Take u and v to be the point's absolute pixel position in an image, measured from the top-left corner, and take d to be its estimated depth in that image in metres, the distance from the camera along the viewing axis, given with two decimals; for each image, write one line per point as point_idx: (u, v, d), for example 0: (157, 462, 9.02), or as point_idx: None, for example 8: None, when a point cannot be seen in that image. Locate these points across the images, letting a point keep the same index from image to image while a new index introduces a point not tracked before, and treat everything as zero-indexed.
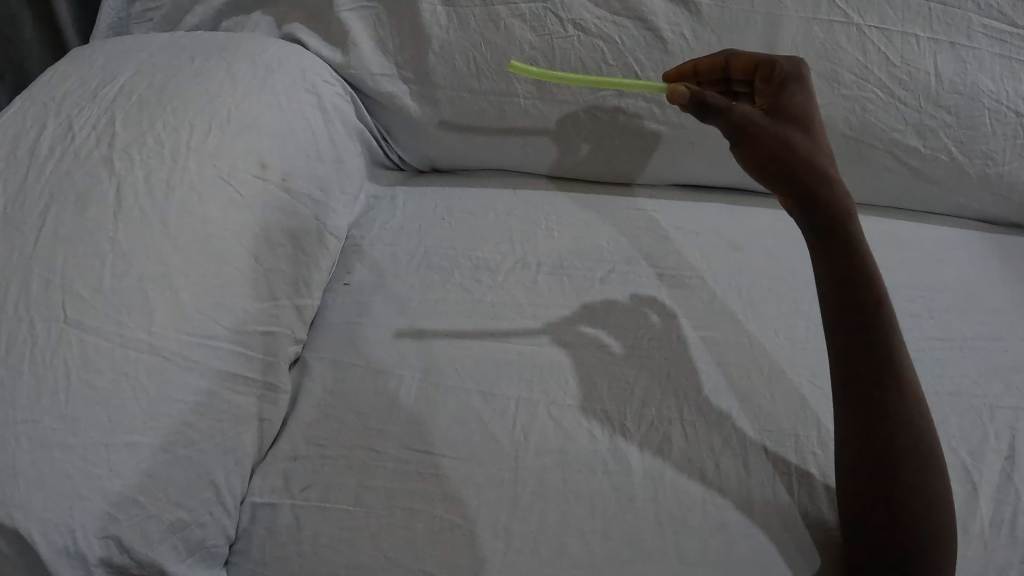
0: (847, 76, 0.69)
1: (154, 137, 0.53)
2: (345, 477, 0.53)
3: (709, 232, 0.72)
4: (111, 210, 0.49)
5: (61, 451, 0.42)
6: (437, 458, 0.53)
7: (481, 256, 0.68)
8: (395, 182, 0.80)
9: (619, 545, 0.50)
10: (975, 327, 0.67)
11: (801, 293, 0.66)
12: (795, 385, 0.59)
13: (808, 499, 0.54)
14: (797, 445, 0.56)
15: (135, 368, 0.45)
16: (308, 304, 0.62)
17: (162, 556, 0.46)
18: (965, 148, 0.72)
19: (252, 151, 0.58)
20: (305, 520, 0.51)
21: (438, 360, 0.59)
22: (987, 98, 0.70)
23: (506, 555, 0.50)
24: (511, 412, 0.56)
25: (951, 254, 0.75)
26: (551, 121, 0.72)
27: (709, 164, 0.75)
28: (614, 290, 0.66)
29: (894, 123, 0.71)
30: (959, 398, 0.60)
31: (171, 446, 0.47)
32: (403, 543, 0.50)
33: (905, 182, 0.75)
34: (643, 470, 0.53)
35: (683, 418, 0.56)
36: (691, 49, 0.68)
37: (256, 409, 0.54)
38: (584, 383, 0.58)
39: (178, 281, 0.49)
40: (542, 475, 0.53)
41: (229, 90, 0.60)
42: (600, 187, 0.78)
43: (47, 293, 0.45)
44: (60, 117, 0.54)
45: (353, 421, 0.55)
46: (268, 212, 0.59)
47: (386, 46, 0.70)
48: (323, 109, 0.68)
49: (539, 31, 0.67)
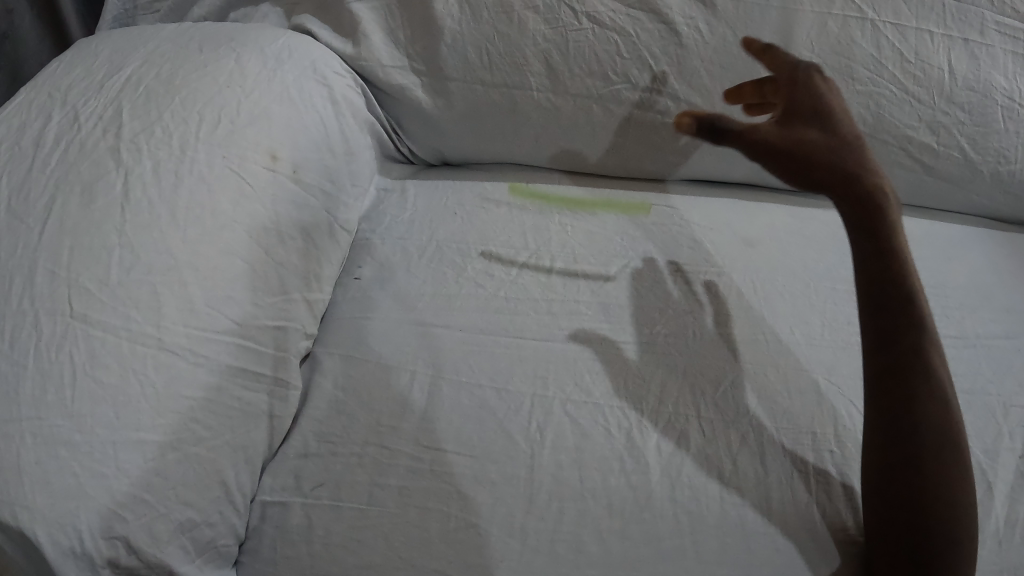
0: (862, 72, 0.68)
1: (161, 128, 0.53)
2: (356, 476, 0.52)
3: (723, 228, 0.71)
4: (118, 203, 0.48)
5: (67, 449, 0.41)
6: (449, 455, 0.52)
7: (494, 250, 0.67)
8: (404, 176, 0.78)
9: (636, 544, 0.49)
10: (988, 326, 0.66)
11: (817, 289, 0.65)
12: (812, 382, 0.58)
13: (826, 499, 0.52)
14: (813, 442, 0.55)
15: (143, 364, 0.45)
16: (318, 299, 0.61)
17: (171, 557, 0.45)
18: (977, 145, 0.71)
19: (262, 142, 0.57)
20: (318, 519, 0.50)
21: (452, 356, 0.58)
22: (1002, 95, 0.69)
23: (522, 555, 0.49)
24: (527, 408, 0.55)
25: (963, 252, 0.74)
26: (564, 115, 0.71)
27: (724, 159, 0.74)
28: (628, 285, 0.65)
29: (908, 119, 0.70)
30: (974, 396, 0.60)
31: (180, 444, 0.46)
32: (417, 542, 0.49)
33: (918, 179, 0.74)
34: (661, 467, 0.52)
35: (699, 415, 0.56)
36: (706, 42, 0.67)
37: (267, 405, 0.53)
38: (600, 379, 0.57)
39: (188, 275, 0.49)
40: (558, 472, 0.52)
41: (238, 80, 0.59)
42: (613, 182, 0.77)
43: (53, 287, 0.44)
44: (66, 108, 0.54)
45: (364, 419, 0.54)
46: (279, 205, 0.57)
47: (397, 37, 0.69)
48: (334, 101, 0.67)
49: (553, 24, 0.66)
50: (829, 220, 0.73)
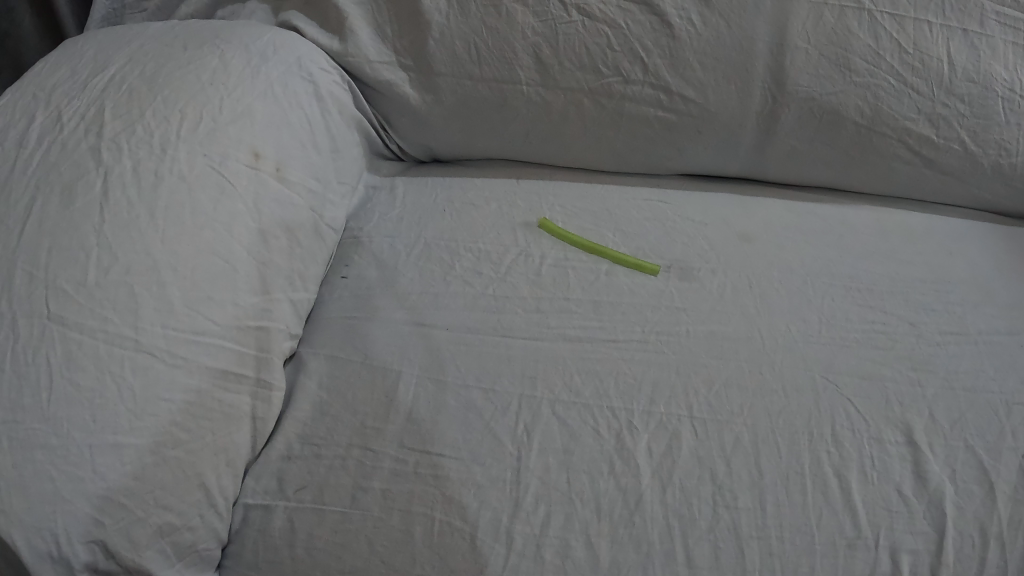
0: (860, 63, 0.66)
1: (142, 126, 0.52)
2: (340, 479, 0.51)
3: (717, 223, 0.70)
4: (97, 202, 0.48)
5: (44, 452, 0.41)
6: (436, 458, 0.51)
7: (483, 247, 0.66)
8: (394, 173, 0.77)
9: (624, 548, 0.48)
10: (990, 322, 0.61)
11: (813, 285, 0.64)
12: (806, 380, 0.57)
13: (822, 501, 0.50)
14: (809, 442, 0.53)
15: (120, 366, 0.44)
16: (303, 299, 0.59)
17: (150, 561, 0.45)
18: (978, 138, 0.68)
19: (245, 140, 0.57)
20: (300, 523, 0.49)
21: (441, 355, 0.57)
22: (1002, 86, 0.66)
23: (508, 559, 0.48)
24: (515, 409, 0.54)
25: (965, 246, 0.69)
26: (554, 110, 0.70)
27: (719, 154, 0.72)
28: (619, 283, 0.64)
29: (907, 111, 0.67)
30: (975, 394, 0.56)
31: (159, 447, 0.45)
32: (401, 547, 0.48)
33: (918, 173, 0.71)
34: (652, 470, 0.51)
35: (692, 415, 0.54)
36: (698, 34, 0.66)
37: (249, 408, 0.52)
38: (590, 379, 0.56)
39: (167, 275, 0.48)
40: (546, 474, 0.51)
41: (222, 77, 0.58)
42: (605, 177, 0.76)
43: (30, 287, 0.44)
44: (48, 107, 0.53)
45: (349, 420, 0.53)
46: (262, 203, 0.56)
47: (385, 32, 0.69)
48: (320, 98, 0.66)
49: (542, 16, 0.66)
50: (828, 215, 0.72)
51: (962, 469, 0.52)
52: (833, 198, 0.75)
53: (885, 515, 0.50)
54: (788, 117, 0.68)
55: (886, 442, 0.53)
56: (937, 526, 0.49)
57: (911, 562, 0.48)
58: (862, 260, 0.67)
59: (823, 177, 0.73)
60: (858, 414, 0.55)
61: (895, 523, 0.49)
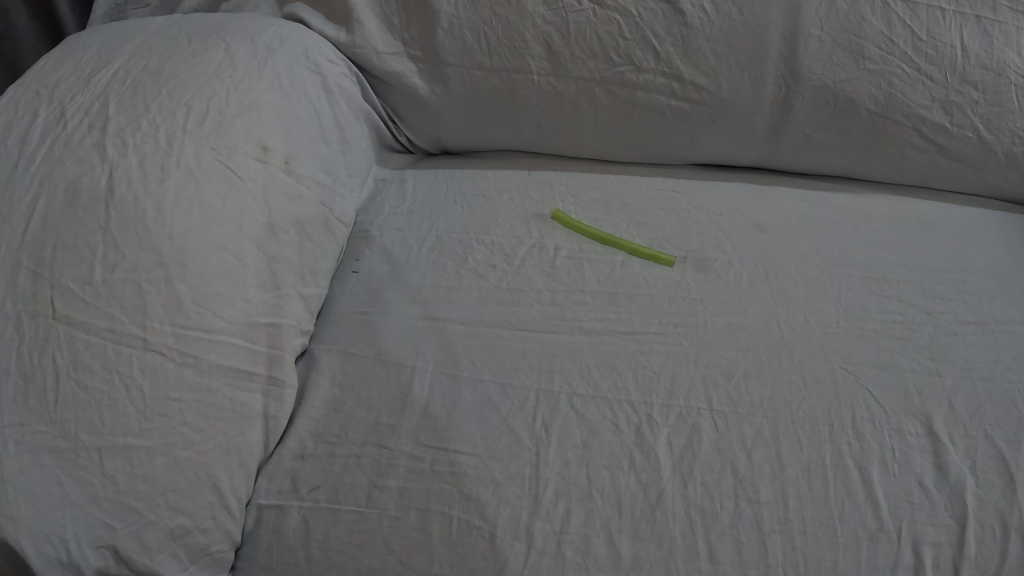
0: (874, 51, 0.65)
1: (148, 120, 0.51)
2: (354, 477, 0.50)
3: (731, 213, 0.69)
4: (103, 199, 0.46)
5: (51, 456, 0.41)
6: (452, 454, 0.50)
7: (494, 240, 0.65)
8: (402, 166, 0.76)
9: (645, 545, 0.47)
10: (1008, 311, 0.60)
11: (830, 275, 0.63)
12: (827, 370, 0.56)
13: (845, 495, 0.49)
14: (831, 434, 0.52)
15: (127, 367, 0.43)
16: (314, 294, 0.58)
17: (162, 565, 0.44)
18: (992, 125, 0.67)
19: (252, 132, 0.55)
20: (315, 523, 0.48)
21: (455, 350, 0.56)
22: (1016, 73, 0.65)
23: (527, 558, 0.47)
24: (532, 404, 0.53)
25: (980, 234, 0.68)
26: (564, 100, 0.69)
27: (732, 142, 0.71)
28: (635, 274, 0.63)
29: (922, 98, 0.66)
30: (995, 384, 0.55)
31: (169, 449, 0.44)
32: (417, 546, 0.47)
33: (933, 161, 0.69)
34: (672, 464, 0.50)
35: (712, 408, 0.53)
36: (711, 21, 0.65)
37: (261, 407, 0.50)
38: (608, 372, 0.55)
39: (174, 272, 0.47)
40: (565, 470, 0.50)
41: (228, 69, 0.57)
42: (616, 168, 0.75)
43: (36, 287, 0.43)
44: (53, 103, 0.52)
45: (362, 417, 0.52)
46: (271, 197, 0.55)
47: (392, 23, 0.68)
48: (327, 89, 0.65)
49: (552, 5, 0.65)
50: (842, 204, 0.71)
51: (983, 460, 0.51)
52: (847, 187, 0.74)
53: (908, 508, 0.49)
54: (802, 105, 0.67)
55: (907, 433, 0.52)
56: (959, 518, 0.48)
57: (934, 555, 0.47)
58: (878, 249, 0.66)
59: (839, 165, 0.72)
60: (879, 405, 0.54)
61: (918, 515, 0.49)
